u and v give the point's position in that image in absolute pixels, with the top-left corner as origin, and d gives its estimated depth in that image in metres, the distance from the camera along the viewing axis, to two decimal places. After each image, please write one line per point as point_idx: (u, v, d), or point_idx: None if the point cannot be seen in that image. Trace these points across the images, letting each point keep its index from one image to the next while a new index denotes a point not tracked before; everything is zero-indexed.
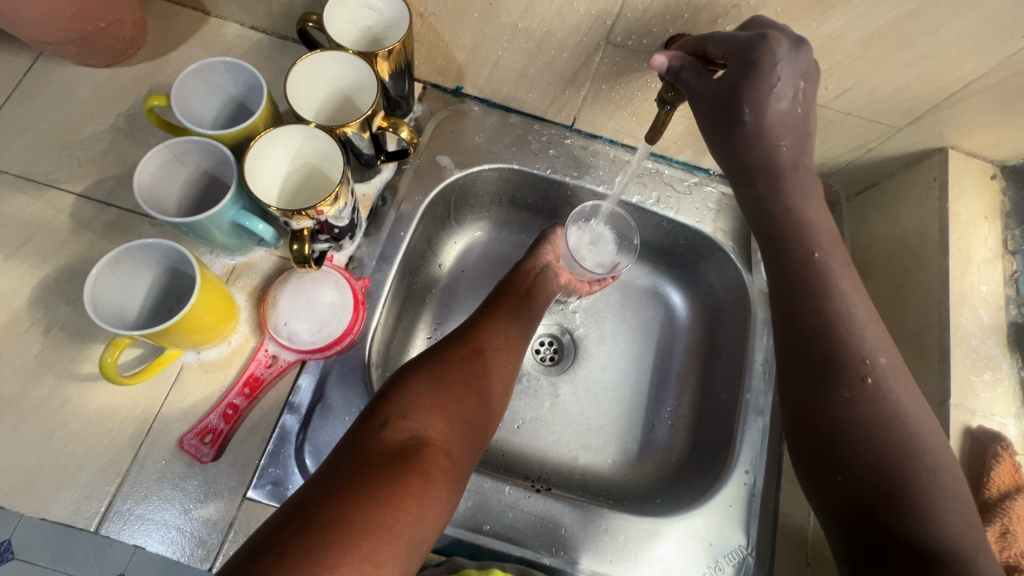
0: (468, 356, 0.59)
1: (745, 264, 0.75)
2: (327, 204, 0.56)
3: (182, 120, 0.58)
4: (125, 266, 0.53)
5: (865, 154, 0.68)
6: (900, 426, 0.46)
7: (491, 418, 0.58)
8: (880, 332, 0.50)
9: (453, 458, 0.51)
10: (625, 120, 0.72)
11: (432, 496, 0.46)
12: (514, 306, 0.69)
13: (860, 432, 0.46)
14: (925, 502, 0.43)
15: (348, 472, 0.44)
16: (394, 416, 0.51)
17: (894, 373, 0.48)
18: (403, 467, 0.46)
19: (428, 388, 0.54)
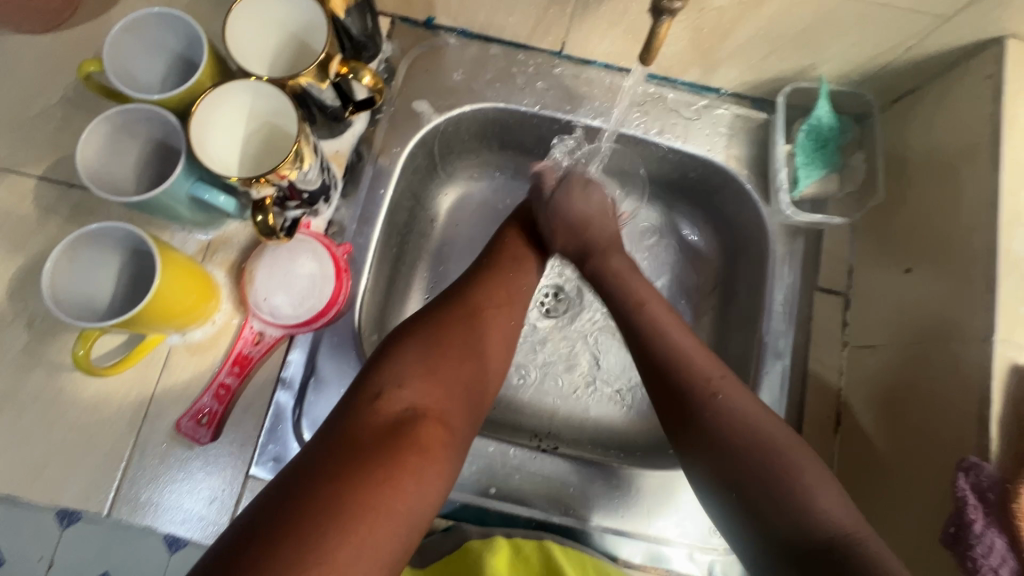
0: (466, 316, 0.55)
1: (763, 196, 0.68)
2: (287, 166, 0.51)
3: (117, 84, 0.52)
4: (84, 253, 0.51)
5: (903, 54, 0.58)
6: (779, 453, 0.45)
7: (489, 376, 0.54)
8: (693, 343, 0.52)
9: (452, 429, 0.48)
10: (621, 40, 0.63)
11: (429, 468, 0.44)
12: (516, 256, 0.63)
13: (714, 436, 0.46)
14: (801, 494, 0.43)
15: (337, 450, 0.42)
16: (389, 385, 0.48)
17: (736, 393, 0.48)
18: (399, 441, 0.44)
19: (422, 355, 0.51)
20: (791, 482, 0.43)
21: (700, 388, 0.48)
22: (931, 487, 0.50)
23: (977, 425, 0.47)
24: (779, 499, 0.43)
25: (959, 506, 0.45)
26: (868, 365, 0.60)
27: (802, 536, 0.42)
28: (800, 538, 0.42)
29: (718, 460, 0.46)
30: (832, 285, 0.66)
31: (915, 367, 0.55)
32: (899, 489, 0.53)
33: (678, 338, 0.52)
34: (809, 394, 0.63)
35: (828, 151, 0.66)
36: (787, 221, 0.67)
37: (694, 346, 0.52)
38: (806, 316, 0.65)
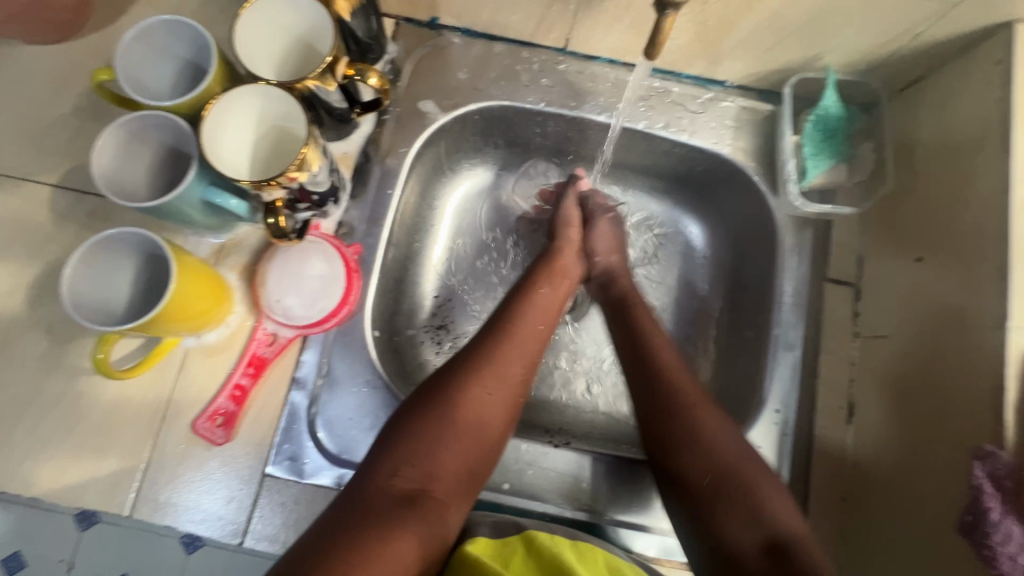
0: (485, 386, 0.53)
1: (770, 188, 0.68)
2: (297, 168, 0.52)
3: (128, 91, 0.53)
4: (101, 259, 0.52)
5: (911, 41, 0.58)
6: (751, 471, 0.49)
7: (494, 452, 0.52)
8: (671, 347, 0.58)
9: (453, 507, 0.49)
10: (625, 35, 0.63)
11: (428, 548, 0.45)
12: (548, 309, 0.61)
13: (681, 447, 0.51)
14: (759, 495, 0.48)
15: (349, 520, 0.43)
16: (404, 461, 0.48)
17: (716, 419, 0.52)
18: (408, 520, 0.44)
19: (441, 429, 0.50)
20: (745, 477, 0.49)
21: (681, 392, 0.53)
22: (945, 477, 0.50)
23: (991, 413, 0.47)
24: (739, 507, 0.48)
25: (975, 494, 0.45)
26: (880, 357, 0.60)
27: (755, 537, 0.46)
28: (753, 541, 0.46)
29: (679, 455, 0.51)
30: (843, 275, 0.65)
31: (928, 356, 0.54)
32: (914, 478, 0.53)
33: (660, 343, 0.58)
34: (821, 385, 0.62)
35: (836, 141, 0.65)
36: (795, 212, 0.67)
37: (686, 376, 0.55)
38: (816, 307, 0.65)
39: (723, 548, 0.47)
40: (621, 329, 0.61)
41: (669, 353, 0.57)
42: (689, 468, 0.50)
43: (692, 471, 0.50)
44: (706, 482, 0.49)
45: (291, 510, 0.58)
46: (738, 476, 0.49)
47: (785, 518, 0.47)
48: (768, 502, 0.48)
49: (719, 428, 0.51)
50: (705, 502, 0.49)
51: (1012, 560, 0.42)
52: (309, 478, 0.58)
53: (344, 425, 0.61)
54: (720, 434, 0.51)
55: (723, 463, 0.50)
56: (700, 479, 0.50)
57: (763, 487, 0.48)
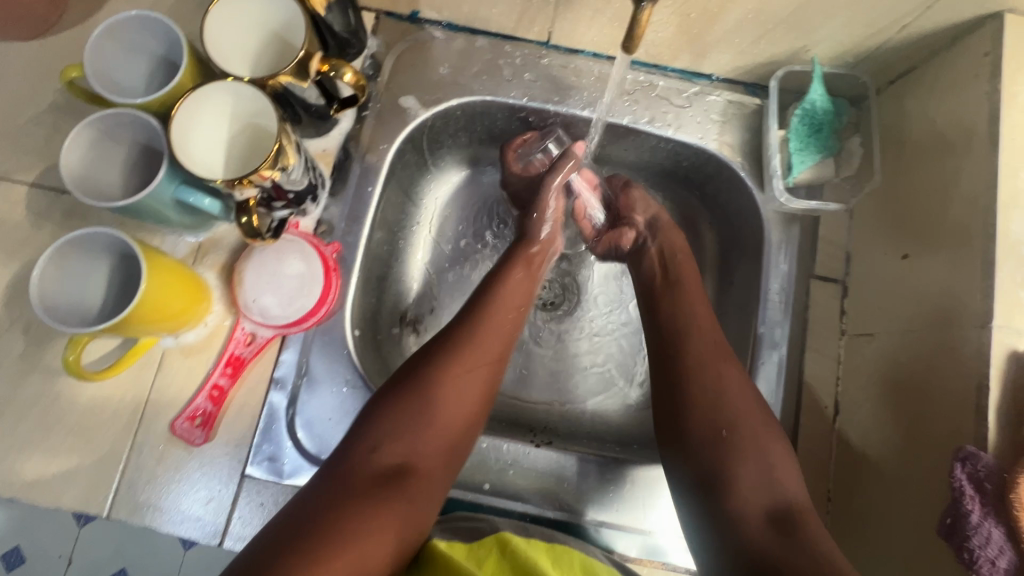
0: (467, 360, 0.53)
1: (757, 182, 0.66)
2: (269, 166, 0.51)
3: (96, 87, 0.52)
4: (72, 259, 0.51)
5: (898, 32, 0.57)
6: (762, 435, 0.51)
7: (475, 428, 0.52)
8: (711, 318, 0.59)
9: (435, 482, 0.48)
10: (607, 28, 0.62)
11: (407, 524, 0.45)
12: (525, 283, 0.61)
13: (702, 412, 0.52)
14: (767, 458, 0.50)
15: (329, 501, 0.43)
16: (382, 438, 0.48)
17: (741, 382, 0.54)
18: (386, 496, 0.45)
19: (420, 406, 0.49)
20: (754, 438, 0.51)
21: (708, 362, 0.54)
22: (927, 477, 0.49)
23: (975, 413, 0.46)
24: (750, 468, 0.49)
25: (956, 496, 0.44)
26: (866, 355, 0.59)
27: (761, 504, 0.48)
28: (758, 505, 0.48)
29: (696, 419, 0.52)
30: (829, 273, 0.64)
31: (913, 354, 0.53)
32: (898, 480, 0.52)
33: (692, 309, 0.59)
34: (806, 384, 0.62)
35: (823, 135, 0.64)
36: (782, 208, 0.66)
37: (714, 346, 0.56)
38: (803, 304, 0.64)
39: (727, 507, 0.49)
40: (662, 281, 0.63)
41: (705, 318, 0.58)
42: (698, 431, 0.52)
43: (704, 435, 0.52)
44: (720, 449, 0.51)
45: (270, 510, 0.57)
46: (748, 439, 0.51)
47: (787, 483, 0.49)
48: (775, 469, 0.49)
49: (736, 389, 0.53)
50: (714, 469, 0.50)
51: (992, 563, 0.42)
52: (288, 479, 0.58)
53: (323, 426, 0.60)
54: (738, 399, 0.53)
55: (739, 425, 0.51)
56: (710, 446, 0.51)
57: (769, 454, 0.50)
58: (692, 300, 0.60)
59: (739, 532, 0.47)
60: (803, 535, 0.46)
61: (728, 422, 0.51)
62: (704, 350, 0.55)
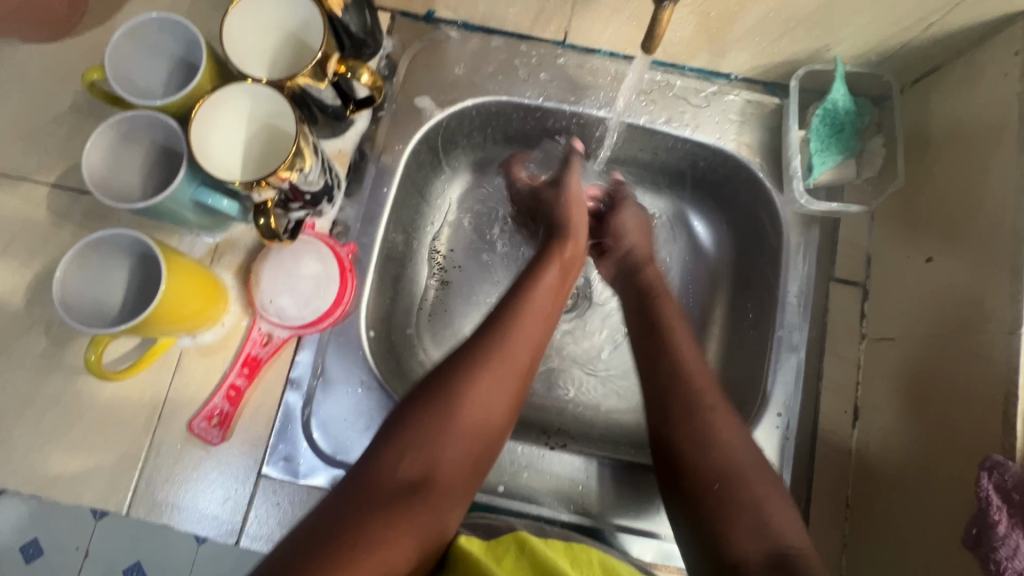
0: (496, 367, 0.51)
1: (776, 184, 0.66)
2: (287, 168, 0.51)
3: (116, 89, 0.52)
4: (93, 259, 0.51)
5: (924, 31, 0.56)
6: (759, 477, 0.47)
7: (500, 435, 0.51)
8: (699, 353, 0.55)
9: (459, 491, 0.47)
10: (625, 27, 0.62)
11: (428, 534, 0.44)
12: (557, 287, 0.59)
13: (696, 454, 0.49)
14: (765, 503, 0.46)
15: (354, 510, 0.42)
16: (411, 445, 0.46)
17: (729, 422, 0.50)
18: (411, 506, 0.43)
19: (450, 415, 0.48)
20: (749, 480, 0.47)
21: (699, 399, 0.51)
22: (952, 487, 0.48)
23: (1003, 422, 0.45)
24: (746, 517, 0.45)
25: (982, 507, 0.43)
26: (887, 360, 0.58)
27: (761, 550, 0.44)
28: (757, 553, 0.44)
29: (689, 461, 0.49)
30: (849, 275, 0.63)
31: (937, 360, 0.52)
32: (920, 487, 0.51)
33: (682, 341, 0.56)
34: (825, 389, 0.61)
35: (844, 136, 0.63)
36: (801, 210, 0.65)
37: (708, 381, 0.53)
38: (822, 307, 0.63)
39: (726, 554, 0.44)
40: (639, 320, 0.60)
41: (692, 357, 0.54)
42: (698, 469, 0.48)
43: (702, 475, 0.48)
44: (717, 490, 0.47)
45: (286, 510, 0.58)
46: (749, 479, 0.47)
47: (790, 531, 0.45)
48: (774, 519, 0.45)
49: (729, 428, 0.50)
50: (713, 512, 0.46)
51: None
52: (304, 479, 0.58)
53: (338, 426, 0.60)
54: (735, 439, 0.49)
55: (733, 465, 0.48)
56: (703, 487, 0.47)
57: (768, 500, 0.46)
58: (679, 330, 0.57)
59: None
60: None
61: (721, 471, 0.48)
62: (697, 386, 0.52)
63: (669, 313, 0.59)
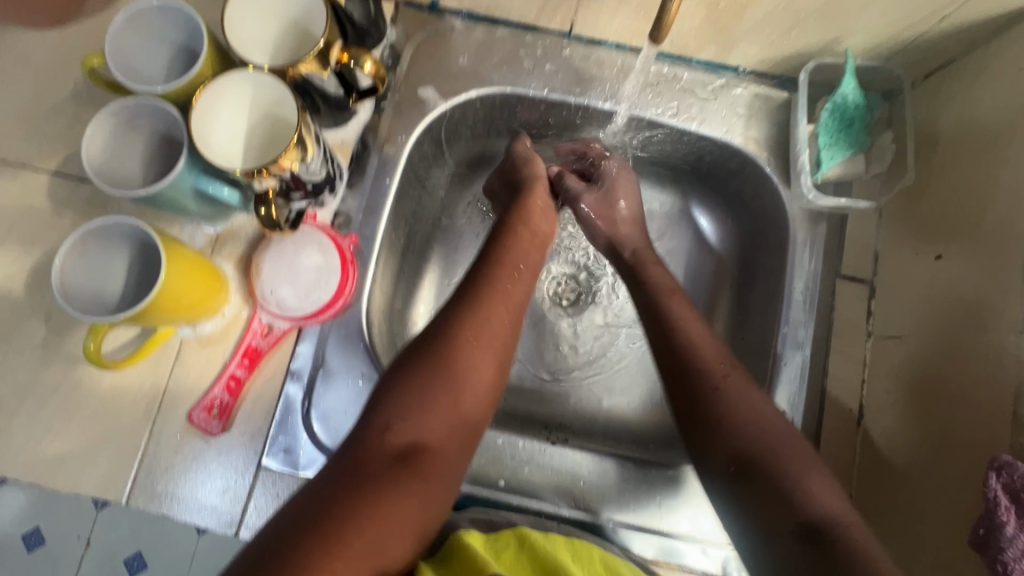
0: (471, 337, 0.51)
1: (783, 179, 0.65)
2: (289, 157, 0.50)
3: (117, 75, 0.52)
4: (92, 247, 0.51)
5: (937, 24, 0.55)
6: (776, 443, 0.47)
7: (484, 408, 0.51)
8: (709, 339, 0.54)
9: (451, 459, 0.47)
10: (632, 18, 0.61)
11: (423, 503, 0.44)
12: (523, 263, 0.60)
13: (728, 430, 0.48)
14: (792, 472, 0.45)
15: (345, 481, 0.41)
16: (394, 417, 0.46)
17: (744, 388, 0.50)
18: (402, 476, 0.43)
19: (428, 386, 0.48)
20: (767, 450, 0.47)
21: (711, 374, 0.51)
22: (960, 488, 0.48)
23: (1012, 421, 0.44)
24: (774, 485, 0.45)
25: (990, 508, 0.42)
26: (894, 359, 0.57)
27: (792, 520, 0.44)
28: (793, 521, 0.44)
29: (712, 435, 0.49)
30: (856, 273, 0.63)
31: (944, 360, 0.52)
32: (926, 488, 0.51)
33: (687, 316, 0.56)
34: (830, 387, 0.60)
35: (853, 130, 0.62)
36: (808, 206, 0.64)
37: (718, 354, 0.53)
38: (828, 304, 0.62)
39: (762, 520, 0.45)
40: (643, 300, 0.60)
41: (697, 329, 0.55)
42: (725, 435, 0.48)
43: (728, 448, 0.48)
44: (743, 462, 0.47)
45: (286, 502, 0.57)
46: (769, 454, 0.46)
47: (827, 499, 0.44)
48: (808, 488, 0.44)
49: (738, 394, 0.50)
50: (748, 487, 0.46)
51: None
52: (303, 471, 0.58)
53: (338, 418, 0.60)
54: (754, 412, 0.49)
55: (755, 437, 0.47)
56: (733, 462, 0.47)
57: (798, 469, 0.46)
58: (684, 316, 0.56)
59: (779, 551, 0.44)
60: (840, 550, 0.41)
61: (733, 451, 0.48)
62: (707, 364, 0.52)
63: (662, 278, 0.60)
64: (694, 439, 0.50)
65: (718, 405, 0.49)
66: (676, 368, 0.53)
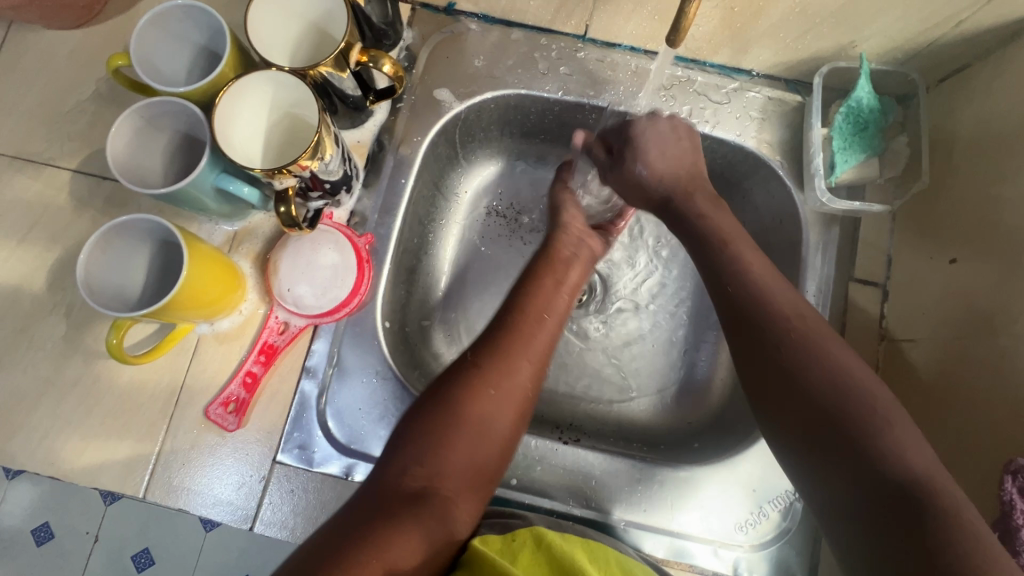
0: (490, 385, 0.50)
1: (797, 182, 0.65)
2: (308, 157, 0.51)
3: (143, 76, 0.53)
4: (115, 244, 0.52)
5: (953, 29, 0.55)
6: (867, 393, 0.42)
7: (504, 454, 0.50)
8: (780, 281, 0.49)
9: (462, 504, 0.47)
10: (647, 22, 0.61)
11: (430, 544, 0.43)
12: (548, 301, 0.58)
13: (805, 380, 0.43)
14: (880, 427, 0.40)
15: (354, 523, 0.41)
16: (410, 459, 0.46)
17: (827, 336, 0.45)
18: (412, 520, 0.43)
19: (448, 429, 0.47)
20: (856, 400, 0.41)
21: (781, 330, 0.45)
22: (975, 491, 0.48)
23: None
24: (851, 440, 0.40)
25: (1006, 510, 0.42)
26: (907, 363, 0.57)
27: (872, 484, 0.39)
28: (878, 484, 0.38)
29: (775, 390, 0.44)
30: (869, 276, 0.63)
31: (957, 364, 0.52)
32: None
33: (747, 258, 0.51)
34: None
35: (868, 134, 0.62)
36: (821, 208, 0.64)
37: (794, 300, 0.47)
38: (841, 307, 0.62)
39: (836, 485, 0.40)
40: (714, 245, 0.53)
41: (768, 274, 0.49)
42: (794, 390, 0.43)
43: (798, 406, 0.43)
44: (813, 415, 0.42)
45: (300, 497, 0.58)
46: (847, 405, 0.41)
47: (913, 457, 0.39)
48: (891, 445, 0.39)
49: (827, 343, 0.44)
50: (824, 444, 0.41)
51: None
52: (318, 467, 0.59)
53: (353, 415, 0.61)
54: (834, 356, 0.43)
55: (839, 387, 0.42)
56: (804, 420, 0.43)
57: (885, 421, 0.40)
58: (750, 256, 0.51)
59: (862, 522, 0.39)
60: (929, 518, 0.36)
61: (803, 411, 0.43)
62: (794, 328, 0.45)
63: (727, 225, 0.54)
64: (760, 397, 0.46)
65: (789, 356, 0.44)
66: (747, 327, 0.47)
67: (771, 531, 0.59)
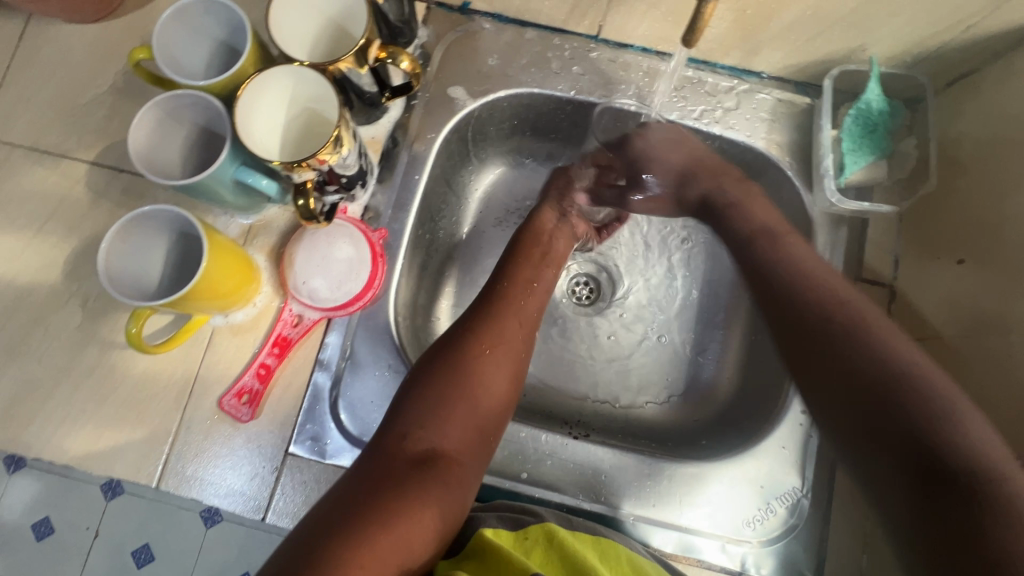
0: (485, 347, 0.54)
1: (805, 183, 0.66)
2: (328, 151, 0.52)
3: (164, 69, 0.54)
4: (135, 234, 0.53)
5: (963, 32, 0.55)
6: (930, 379, 0.42)
7: (498, 415, 0.53)
8: (846, 284, 0.51)
9: (468, 467, 0.48)
10: (660, 23, 0.62)
11: (445, 505, 0.45)
12: (530, 280, 0.62)
13: (860, 364, 0.44)
14: (940, 408, 0.40)
15: (364, 488, 0.43)
16: (412, 426, 0.48)
17: (887, 329, 0.46)
18: (421, 482, 0.44)
19: (443, 396, 0.50)
20: (916, 385, 0.41)
21: (841, 318, 0.48)
22: None
23: None
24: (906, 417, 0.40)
25: None
26: None
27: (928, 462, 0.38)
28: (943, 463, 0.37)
29: (834, 376, 0.46)
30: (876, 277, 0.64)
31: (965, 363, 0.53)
32: None
33: (796, 257, 0.54)
34: None
35: (877, 136, 0.63)
36: (830, 209, 0.65)
37: (850, 294, 0.50)
38: None
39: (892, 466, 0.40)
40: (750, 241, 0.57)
41: (825, 272, 0.52)
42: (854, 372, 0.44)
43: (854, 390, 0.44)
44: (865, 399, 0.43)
45: (312, 489, 0.58)
46: (898, 386, 0.42)
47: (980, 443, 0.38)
48: (961, 429, 0.39)
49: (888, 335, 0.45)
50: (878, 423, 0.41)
51: None
52: (330, 459, 0.59)
53: (365, 408, 0.61)
54: (891, 345, 0.44)
55: (896, 371, 0.42)
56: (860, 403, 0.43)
57: (946, 400, 0.40)
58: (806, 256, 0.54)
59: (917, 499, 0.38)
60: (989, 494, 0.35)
61: (858, 392, 0.43)
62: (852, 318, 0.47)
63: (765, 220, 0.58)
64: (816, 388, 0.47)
65: (841, 343, 0.46)
66: (803, 323, 0.49)
67: (778, 528, 0.59)
